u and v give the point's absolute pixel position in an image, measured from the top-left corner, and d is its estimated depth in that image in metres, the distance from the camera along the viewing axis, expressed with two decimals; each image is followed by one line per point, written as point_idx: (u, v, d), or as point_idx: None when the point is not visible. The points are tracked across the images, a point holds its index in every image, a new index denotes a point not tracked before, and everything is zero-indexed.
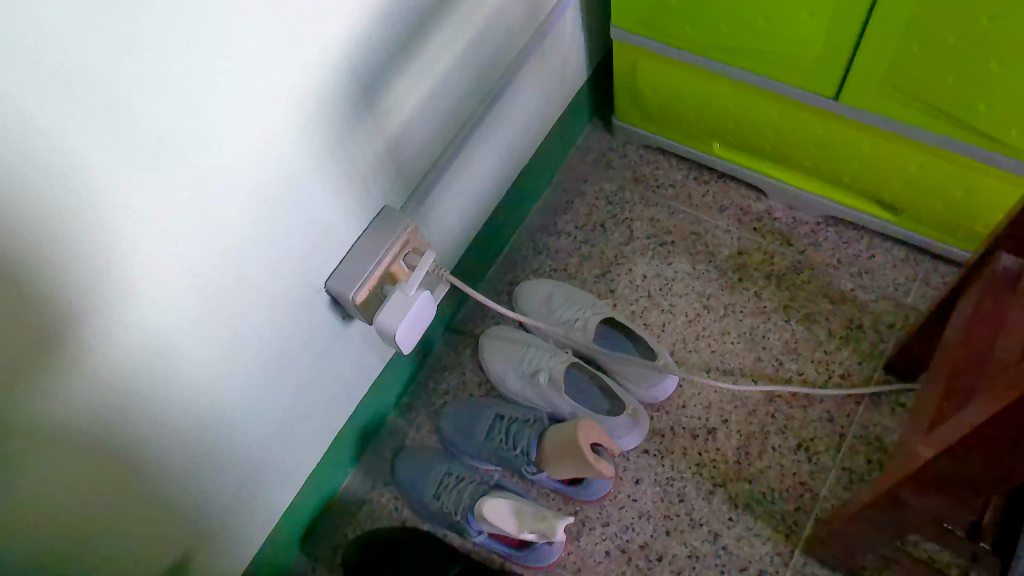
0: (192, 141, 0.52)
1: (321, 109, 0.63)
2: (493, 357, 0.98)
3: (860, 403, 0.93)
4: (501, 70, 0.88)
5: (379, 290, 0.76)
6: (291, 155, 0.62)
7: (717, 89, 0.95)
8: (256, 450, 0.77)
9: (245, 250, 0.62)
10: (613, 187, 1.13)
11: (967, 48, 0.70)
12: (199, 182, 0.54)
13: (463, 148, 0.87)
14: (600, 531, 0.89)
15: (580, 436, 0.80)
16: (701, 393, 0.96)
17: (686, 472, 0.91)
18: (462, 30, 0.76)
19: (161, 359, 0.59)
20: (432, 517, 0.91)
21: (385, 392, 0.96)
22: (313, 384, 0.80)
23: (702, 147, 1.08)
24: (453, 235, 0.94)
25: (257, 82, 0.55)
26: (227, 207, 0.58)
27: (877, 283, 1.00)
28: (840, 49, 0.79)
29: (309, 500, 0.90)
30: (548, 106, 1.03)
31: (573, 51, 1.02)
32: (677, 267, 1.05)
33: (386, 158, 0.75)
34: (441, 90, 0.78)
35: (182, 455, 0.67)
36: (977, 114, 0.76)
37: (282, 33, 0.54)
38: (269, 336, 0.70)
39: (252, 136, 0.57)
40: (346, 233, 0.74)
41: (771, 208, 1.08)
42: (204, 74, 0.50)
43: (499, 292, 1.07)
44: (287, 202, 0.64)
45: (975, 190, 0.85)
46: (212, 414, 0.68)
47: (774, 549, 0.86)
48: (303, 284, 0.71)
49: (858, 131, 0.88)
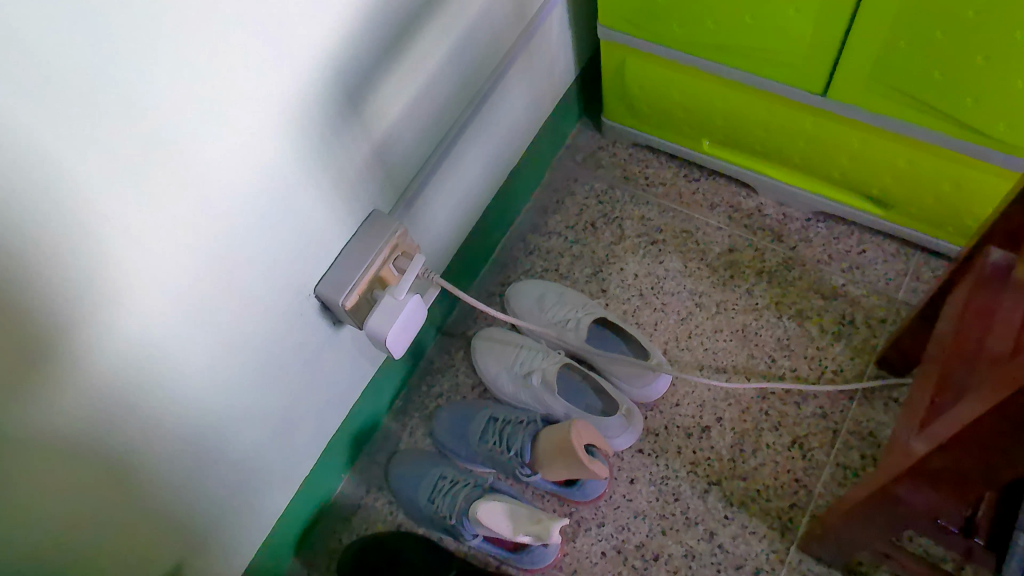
0: (177, 146, 0.51)
1: (308, 114, 0.62)
2: (486, 359, 0.98)
3: (853, 398, 0.93)
4: (489, 71, 0.87)
5: (368, 295, 0.75)
6: (277, 158, 0.61)
7: (706, 86, 0.95)
8: (248, 457, 0.77)
9: (233, 256, 0.62)
10: (602, 186, 1.13)
11: (954, 42, 0.70)
12: (186, 189, 0.54)
13: (451, 150, 0.87)
14: (596, 532, 0.89)
15: (574, 435, 0.79)
16: (695, 391, 0.96)
17: (681, 471, 0.91)
18: (450, 30, 0.76)
19: (150, 369, 0.59)
20: (427, 522, 0.90)
21: (379, 396, 0.96)
22: (303, 391, 0.80)
23: (691, 144, 1.08)
24: (443, 238, 0.94)
25: (243, 88, 0.54)
26: (215, 212, 0.57)
27: (868, 278, 1.00)
28: (828, 45, 0.79)
29: (303, 505, 0.89)
30: (536, 106, 1.03)
31: (561, 51, 1.02)
32: (669, 265, 1.05)
33: (373, 162, 0.74)
34: (428, 91, 0.77)
35: (173, 464, 0.67)
36: (965, 109, 0.76)
37: (264, 36, 0.54)
38: (259, 343, 0.70)
39: (238, 141, 0.56)
40: (335, 238, 0.74)
41: (761, 204, 1.08)
42: (186, 79, 0.49)
43: (492, 294, 1.06)
44: (273, 208, 0.64)
45: (964, 184, 0.85)
46: (204, 421, 0.68)
47: (770, 546, 0.86)
48: (292, 290, 0.71)
49: (845, 127, 0.88)
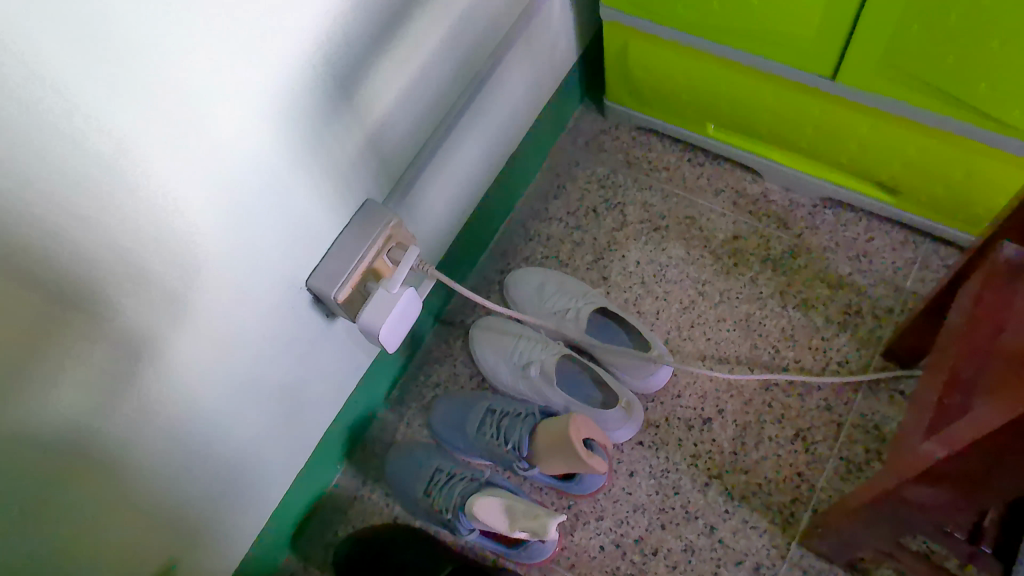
0: (160, 139, 0.49)
1: (298, 104, 0.60)
2: (484, 349, 0.96)
3: (858, 390, 0.91)
4: (487, 54, 0.84)
5: (362, 287, 0.73)
6: (264, 151, 0.59)
7: (712, 69, 0.92)
8: (241, 452, 0.75)
9: (221, 251, 0.60)
10: (604, 171, 1.09)
11: (969, 26, 0.68)
12: (169, 186, 0.52)
13: (447, 137, 0.84)
14: (594, 526, 0.88)
15: (573, 430, 0.78)
16: (696, 383, 0.94)
17: (681, 464, 0.89)
18: (445, 13, 0.73)
19: (136, 370, 0.57)
20: (424, 515, 0.89)
21: (375, 386, 0.95)
22: (295, 384, 0.78)
23: (695, 128, 1.05)
24: (440, 226, 0.91)
25: (232, 78, 0.52)
26: (202, 207, 0.55)
27: (875, 267, 0.98)
28: (838, 27, 0.76)
29: (298, 498, 0.88)
30: (537, 90, 1.00)
31: (562, 32, 0.99)
32: (671, 253, 1.02)
33: (363, 152, 0.72)
34: (422, 77, 0.75)
35: (163, 462, 0.66)
36: (979, 94, 0.73)
37: (250, 27, 0.51)
38: (248, 338, 0.68)
39: (226, 133, 0.54)
40: (326, 230, 0.72)
41: (767, 189, 1.05)
42: (168, 70, 0.47)
43: (490, 282, 1.04)
44: (260, 202, 0.62)
45: (977, 173, 0.83)
46: (193, 418, 0.66)
47: (771, 542, 0.84)
48: (282, 284, 0.69)
49: (855, 112, 0.85)
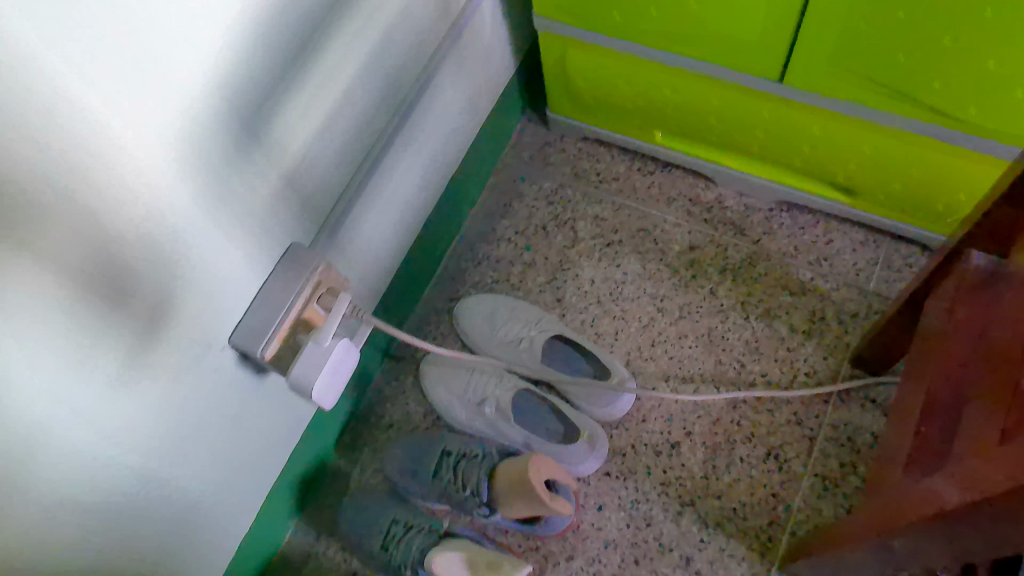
0: (27, 211, 0.42)
1: (198, 152, 0.54)
2: (436, 386, 0.90)
3: (828, 401, 0.88)
4: (415, 75, 0.79)
5: (293, 341, 0.67)
6: (166, 208, 0.53)
7: (655, 76, 0.87)
8: (174, 529, 0.68)
9: (123, 321, 0.53)
10: (552, 186, 1.04)
11: (917, 22, 0.64)
12: (46, 262, 0.45)
13: (378, 167, 0.78)
14: (565, 566, 0.83)
15: (531, 471, 0.73)
16: (662, 405, 0.90)
17: (651, 493, 0.85)
18: (362, 38, 0.67)
19: (30, 468, 0.50)
20: (383, 570, 0.83)
21: (322, 435, 0.88)
22: (229, 449, 0.71)
23: (642, 137, 1.00)
24: (378, 261, 0.85)
25: (110, 133, 0.46)
26: (90, 277, 0.49)
27: (836, 270, 0.94)
28: (781, 28, 0.72)
29: (245, 564, 0.82)
30: (473, 107, 0.95)
31: (496, 45, 0.94)
32: (627, 268, 0.98)
33: (281, 194, 0.66)
34: (343, 107, 0.69)
35: (83, 556, 0.59)
36: (931, 92, 0.70)
37: (131, 76, 0.45)
38: (168, 409, 0.61)
39: (110, 194, 0.48)
40: (247, 281, 0.65)
41: (721, 195, 1.01)
42: (25, 133, 0.40)
43: (440, 311, 0.98)
44: (165, 263, 0.55)
45: (934, 170, 0.80)
46: (109, 505, 0.59)
47: (750, 569, 0.80)
48: (201, 345, 0.62)
49: (805, 114, 0.81)
